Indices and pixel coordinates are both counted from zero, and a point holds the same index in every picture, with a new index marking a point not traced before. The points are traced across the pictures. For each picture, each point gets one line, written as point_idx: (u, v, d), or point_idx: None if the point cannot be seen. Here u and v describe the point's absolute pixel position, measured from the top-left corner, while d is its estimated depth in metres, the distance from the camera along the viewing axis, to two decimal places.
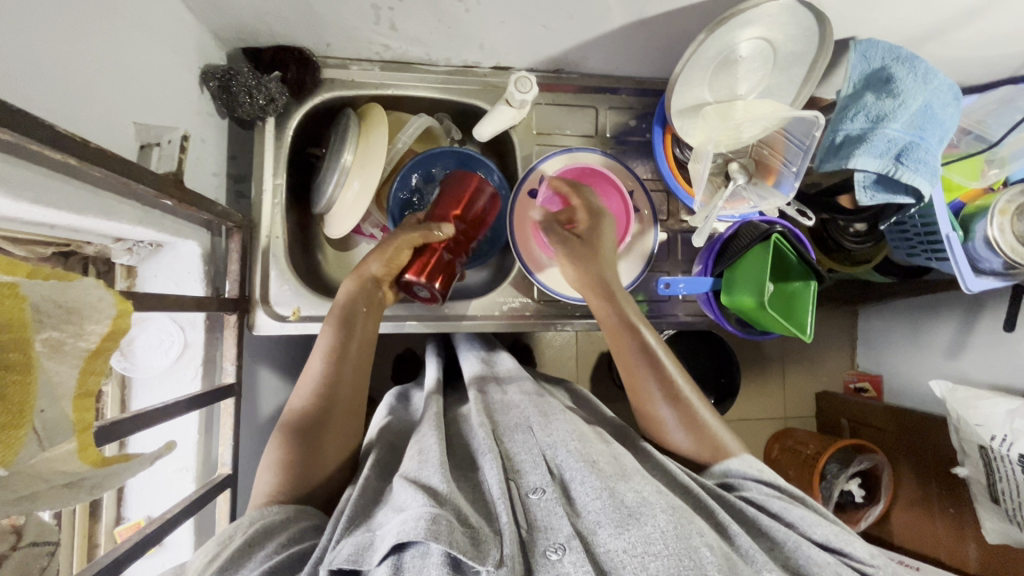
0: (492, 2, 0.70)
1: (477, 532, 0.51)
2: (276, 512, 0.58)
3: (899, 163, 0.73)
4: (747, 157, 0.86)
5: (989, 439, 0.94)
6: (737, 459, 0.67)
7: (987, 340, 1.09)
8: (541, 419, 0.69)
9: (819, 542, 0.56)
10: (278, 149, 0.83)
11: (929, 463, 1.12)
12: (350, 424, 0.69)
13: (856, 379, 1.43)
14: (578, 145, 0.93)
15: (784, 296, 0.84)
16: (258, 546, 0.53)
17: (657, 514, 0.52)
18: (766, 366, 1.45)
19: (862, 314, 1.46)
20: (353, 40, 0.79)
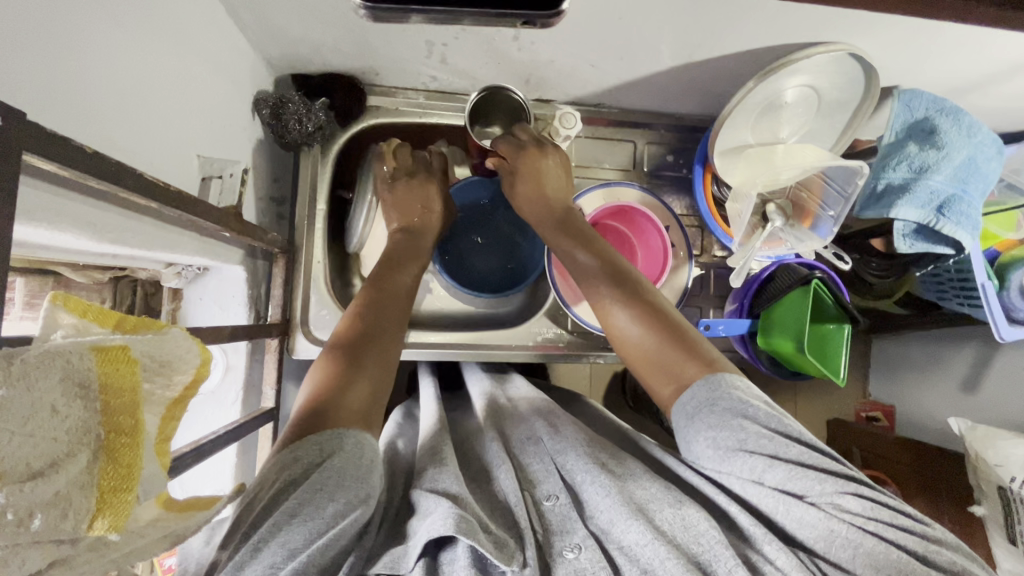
0: (545, 43, 0.72)
1: (500, 536, 0.51)
2: (348, 437, 0.52)
3: (940, 215, 0.74)
4: (783, 198, 0.86)
5: (1009, 480, 0.95)
6: (701, 383, 0.58)
7: (1006, 379, 1.10)
8: (552, 428, 0.69)
9: (808, 500, 0.52)
10: (323, 174, 0.85)
11: (943, 499, 1.13)
12: (387, 370, 0.65)
13: (867, 408, 1.43)
14: (616, 179, 0.94)
15: (819, 336, 0.84)
16: (328, 494, 0.46)
17: (664, 508, 0.54)
18: (781, 393, 1.45)
19: (876, 345, 1.47)
20: (401, 70, 0.81)
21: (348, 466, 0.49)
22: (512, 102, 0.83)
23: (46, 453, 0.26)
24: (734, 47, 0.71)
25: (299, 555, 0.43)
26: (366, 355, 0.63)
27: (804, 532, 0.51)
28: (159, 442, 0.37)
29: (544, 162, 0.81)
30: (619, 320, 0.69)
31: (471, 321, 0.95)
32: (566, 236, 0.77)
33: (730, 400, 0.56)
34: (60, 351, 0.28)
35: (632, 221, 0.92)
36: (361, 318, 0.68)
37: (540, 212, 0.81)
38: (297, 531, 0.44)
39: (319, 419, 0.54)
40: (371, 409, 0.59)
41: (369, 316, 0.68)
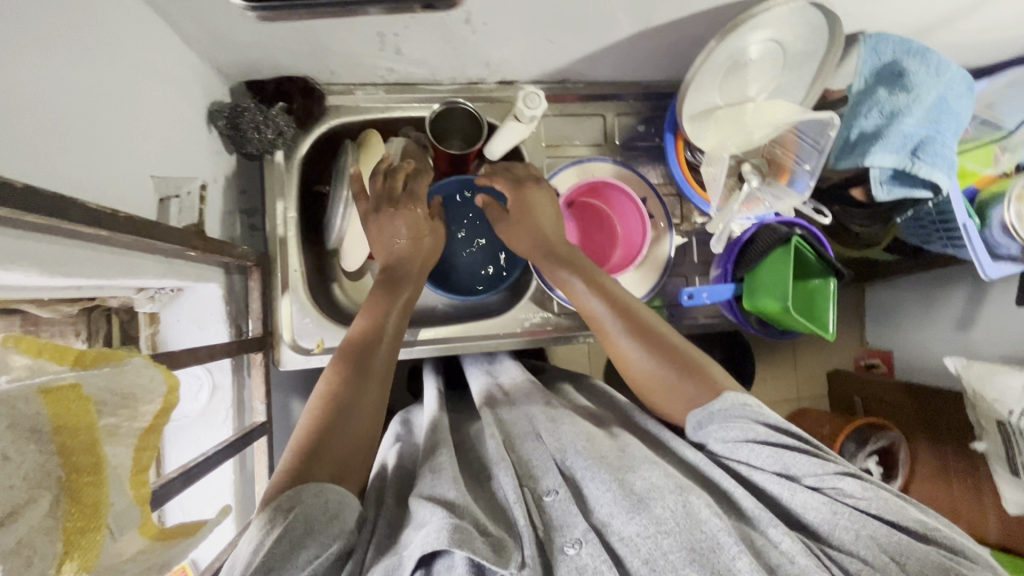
0: (498, 23, 0.70)
1: (498, 539, 0.52)
2: (303, 490, 0.53)
3: (915, 157, 0.73)
4: (758, 157, 0.85)
5: (1007, 414, 0.96)
6: (713, 399, 0.61)
7: (997, 315, 1.10)
8: (547, 421, 0.69)
9: (812, 485, 0.53)
10: (289, 181, 0.83)
11: (944, 437, 1.15)
12: (366, 413, 0.65)
13: (867, 356, 1.45)
14: (588, 154, 0.92)
15: (804, 292, 0.84)
16: (299, 544, 0.49)
17: (665, 496, 0.54)
18: (780, 351, 1.46)
19: (870, 293, 1.47)
20: (357, 65, 0.78)
21: (314, 515, 0.51)
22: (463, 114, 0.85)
23: (4, 503, 0.26)
24: (691, 9, 0.69)
25: None
26: (342, 401, 0.63)
27: (809, 515, 0.52)
28: (135, 473, 0.35)
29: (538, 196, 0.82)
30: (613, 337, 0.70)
31: (459, 315, 0.94)
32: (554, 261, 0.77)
33: (741, 409, 0.59)
34: (5, 398, 0.27)
35: (608, 198, 0.90)
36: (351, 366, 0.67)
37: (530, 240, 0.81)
38: None
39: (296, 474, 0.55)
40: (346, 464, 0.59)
41: (355, 360, 0.67)
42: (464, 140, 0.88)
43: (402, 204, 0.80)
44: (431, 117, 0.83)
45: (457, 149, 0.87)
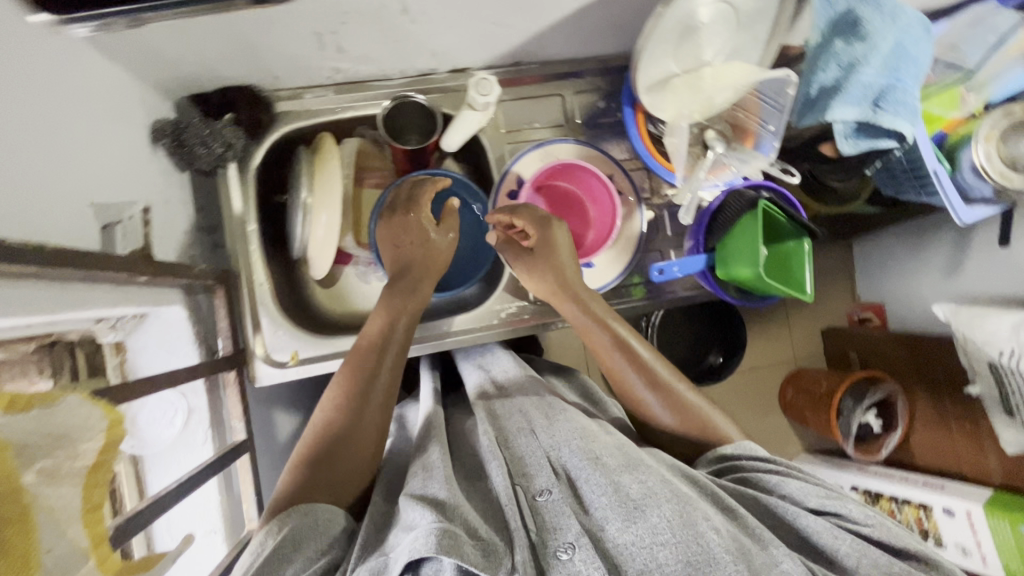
0: (436, 10, 0.67)
1: (488, 543, 0.51)
2: (292, 513, 0.55)
3: (878, 108, 0.72)
4: (722, 122, 0.83)
5: (998, 355, 0.95)
6: (729, 445, 0.66)
7: (982, 258, 1.09)
8: (541, 418, 0.68)
9: (814, 508, 0.57)
10: (245, 195, 0.80)
11: (941, 385, 1.16)
12: (366, 442, 0.65)
13: (860, 310, 1.43)
14: (550, 136, 0.90)
15: (779, 257, 0.85)
16: (286, 562, 0.51)
17: (661, 504, 0.52)
18: (772, 315, 1.50)
19: (859, 248, 1.46)
20: (301, 67, 0.76)
21: (302, 533, 0.53)
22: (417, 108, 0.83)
23: None
24: None
25: None
26: (337, 427, 0.64)
27: (815, 536, 0.54)
28: (90, 509, 0.36)
29: (558, 237, 0.80)
30: (624, 377, 0.72)
31: (437, 312, 0.92)
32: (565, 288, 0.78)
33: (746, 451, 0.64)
34: None
35: (575, 177, 0.87)
36: (353, 397, 0.66)
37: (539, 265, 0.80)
38: None
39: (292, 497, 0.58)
40: (349, 478, 0.62)
41: (364, 379, 0.68)
42: (425, 131, 0.83)
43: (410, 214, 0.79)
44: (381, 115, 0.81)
45: (415, 144, 0.84)
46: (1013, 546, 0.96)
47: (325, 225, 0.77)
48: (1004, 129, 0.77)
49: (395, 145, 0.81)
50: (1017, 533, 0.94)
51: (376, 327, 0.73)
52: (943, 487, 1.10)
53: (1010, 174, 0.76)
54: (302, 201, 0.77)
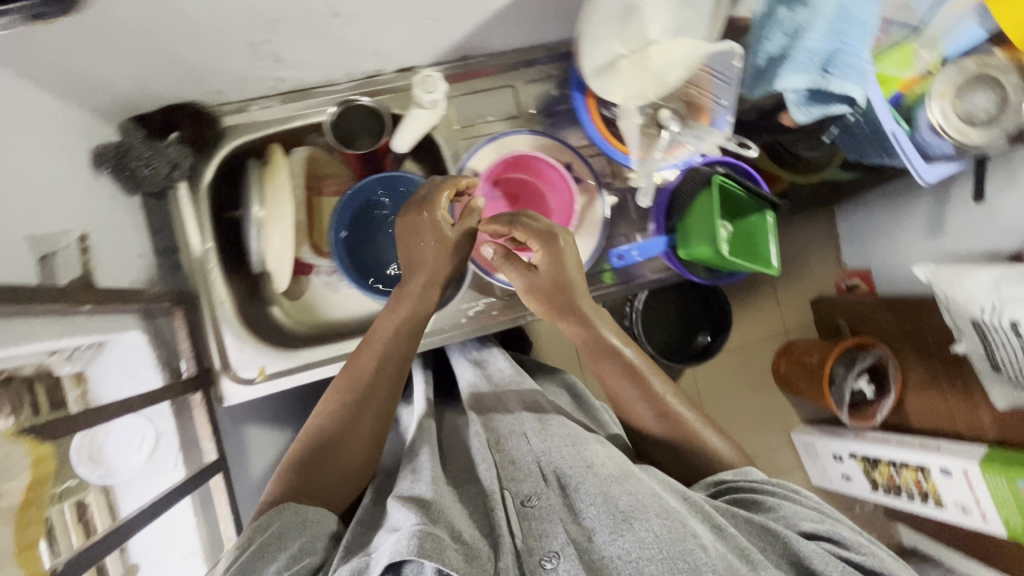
0: (366, 10, 0.66)
1: (473, 547, 0.54)
2: (283, 509, 0.58)
3: (826, 73, 0.70)
4: (677, 101, 0.82)
5: (979, 312, 0.95)
6: (729, 471, 0.66)
7: (961, 215, 1.08)
8: (535, 423, 0.68)
9: (807, 532, 0.57)
10: (198, 213, 0.79)
11: (930, 346, 1.15)
12: (356, 452, 0.66)
13: (847, 278, 1.46)
14: (504, 129, 0.88)
15: (745, 232, 0.84)
16: (271, 557, 0.53)
17: (650, 518, 0.53)
18: (758, 286, 1.50)
19: (842, 215, 1.46)
20: (242, 80, 0.75)
21: (286, 530, 0.56)
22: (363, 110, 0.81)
23: None
24: None
25: None
26: (327, 435, 0.65)
27: (809, 559, 0.53)
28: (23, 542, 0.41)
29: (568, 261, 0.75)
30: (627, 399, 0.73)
31: None
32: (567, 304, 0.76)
33: (741, 476, 0.65)
34: None
35: (533, 168, 0.86)
36: (347, 407, 0.67)
37: (543, 279, 0.76)
38: None
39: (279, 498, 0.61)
40: (339, 483, 0.64)
41: (361, 392, 0.68)
42: (375, 134, 0.82)
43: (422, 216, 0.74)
44: (329, 119, 0.80)
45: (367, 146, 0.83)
46: (1009, 502, 0.96)
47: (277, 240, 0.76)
48: (959, 84, 0.77)
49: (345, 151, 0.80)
50: (1012, 489, 0.95)
51: (378, 343, 0.71)
52: (937, 448, 1.10)
53: (967, 130, 0.76)
54: (255, 215, 0.76)
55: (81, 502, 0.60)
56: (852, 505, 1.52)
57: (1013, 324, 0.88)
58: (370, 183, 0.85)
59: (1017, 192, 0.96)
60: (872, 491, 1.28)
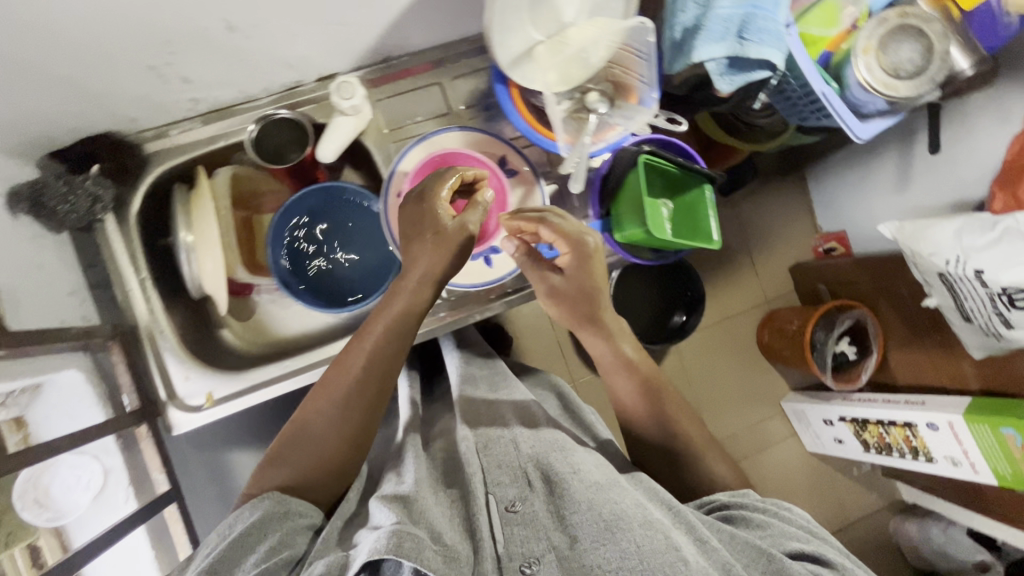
0: (265, 22, 0.65)
1: (452, 549, 0.56)
2: (265, 499, 0.58)
3: (743, 39, 0.69)
4: (603, 82, 0.80)
5: (944, 264, 0.92)
6: (725, 492, 0.70)
7: (927, 166, 1.07)
8: (527, 433, 0.71)
9: (793, 551, 0.60)
10: (129, 244, 0.78)
11: (906, 302, 1.15)
12: (340, 450, 0.64)
13: (823, 242, 1.44)
14: (433, 128, 0.87)
15: (686, 206, 0.83)
16: (248, 548, 0.55)
17: (633, 527, 0.55)
18: (733, 257, 1.46)
19: (813, 180, 1.44)
20: (153, 105, 0.73)
21: (268, 518, 0.57)
22: (284, 123, 0.80)
23: None
24: None
25: None
26: (311, 429, 0.64)
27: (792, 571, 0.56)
28: None
29: (593, 269, 0.78)
30: (638, 414, 0.80)
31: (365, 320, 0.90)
32: (584, 309, 0.80)
33: (735, 498, 0.68)
34: None
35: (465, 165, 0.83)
36: (334, 403, 0.65)
37: (568, 281, 0.79)
38: None
39: (259, 488, 0.62)
40: (323, 476, 0.64)
41: (352, 393, 0.65)
42: (301, 143, 0.81)
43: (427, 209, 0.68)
44: (253, 133, 0.79)
45: (297, 156, 0.81)
46: (997, 452, 0.96)
47: (208, 263, 0.75)
48: (881, 39, 0.75)
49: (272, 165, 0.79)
50: (998, 437, 0.94)
51: (370, 348, 0.67)
52: (923, 402, 1.09)
53: (895, 82, 0.74)
54: (183, 240, 0.75)
55: (33, 546, 0.59)
56: (848, 467, 1.50)
57: (979, 273, 0.86)
58: (308, 196, 0.83)
59: (983, 137, 0.95)
60: (865, 452, 1.29)
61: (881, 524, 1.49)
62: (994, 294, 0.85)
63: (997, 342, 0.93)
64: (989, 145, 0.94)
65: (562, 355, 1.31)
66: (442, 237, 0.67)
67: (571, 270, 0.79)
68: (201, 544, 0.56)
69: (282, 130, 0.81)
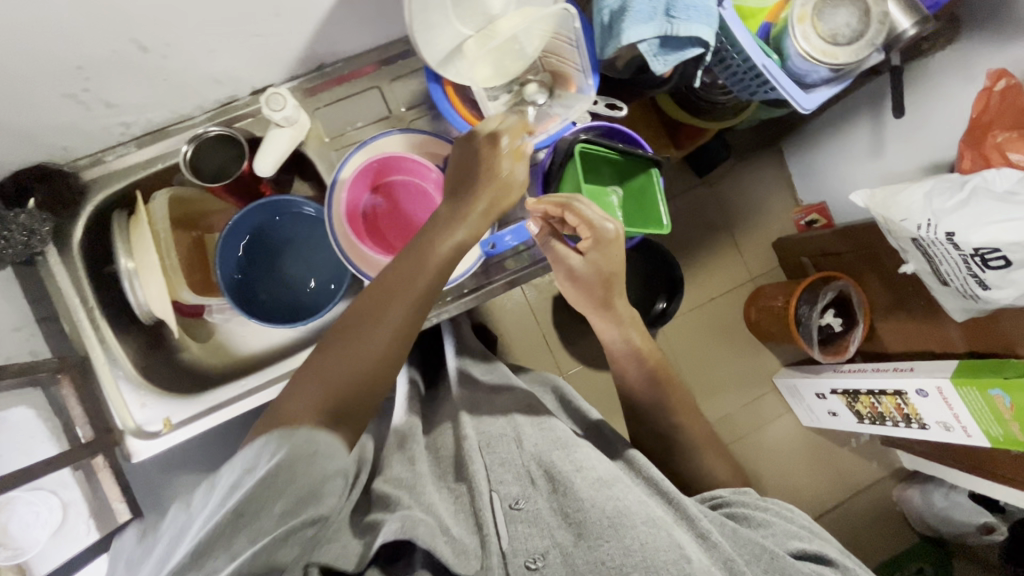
0: (178, 38, 0.64)
1: (460, 540, 0.59)
2: (295, 435, 0.52)
3: (671, 17, 0.67)
4: (542, 72, 0.80)
5: (917, 230, 0.86)
6: (728, 490, 0.69)
7: (901, 127, 1.04)
8: (531, 427, 0.71)
9: (797, 552, 0.60)
10: (73, 275, 0.77)
11: (890, 271, 1.11)
12: (374, 385, 0.60)
13: (803, 215, 1.38)
14: (375, 132, 0.85)
15: (637, 193, 0.82)
16: (275, 493, 0.49)
17: (636, 525, 0.55)
18: (716, 236, 1.41)
19: (790, 154, 1.40)
20: (82, 132, 0.72)
21: (296, 459, 0.51)
22: (218, 140, 0.79)
23: None
24: None
25: (241, 555, 0.47)
26: (347, 361, 0.59)
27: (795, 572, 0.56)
28: None
29: (613, 260, 0.76)
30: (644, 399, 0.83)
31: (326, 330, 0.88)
32: (598, 290, 0.79)
33: (738, 495, 0.68)
34: None
35: (410, 170, 0.81)
36: (377, 336, 0.61)
37: (588, 266, 0.77)
38: (240, 538, 0.47)
39: (282, 419, 0.56)
40: (354, 405, 0.59)
41: (394, 331, 0.62)
42: (237, 159, 0.79)
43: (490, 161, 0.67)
44: (189, 154, 0.78)
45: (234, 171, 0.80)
46: (987, 414, 0.90)
47: (153, 287, 0.74)
48: (816, 6, 0.74)
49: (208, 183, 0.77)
50: (986, 399, 0.88)
51: (417, 291, 0.63)
52: (912, 368, 1.04)
53: (832, 48, 0.73)
54: (125, 267, 0.75)
55: None
56: (846, 439, 1.43)
57: (950, 236, 0.81)
58: (251, 212, 0.82)
59: (955, 93, 0.92)
60: (858, 424, 1.22)
61: (886, 496, 1.42)
62: (968, 256, 0.80)
63: (976, 304, 0.88)
64: (956, 102, 0.93)
65: (549, 348, 1.28)
66: (475, 193, 0.67)
67: (592, 258, 0.76)
68: (223, 477, 0.51)
69: (217, 148, 0.79)
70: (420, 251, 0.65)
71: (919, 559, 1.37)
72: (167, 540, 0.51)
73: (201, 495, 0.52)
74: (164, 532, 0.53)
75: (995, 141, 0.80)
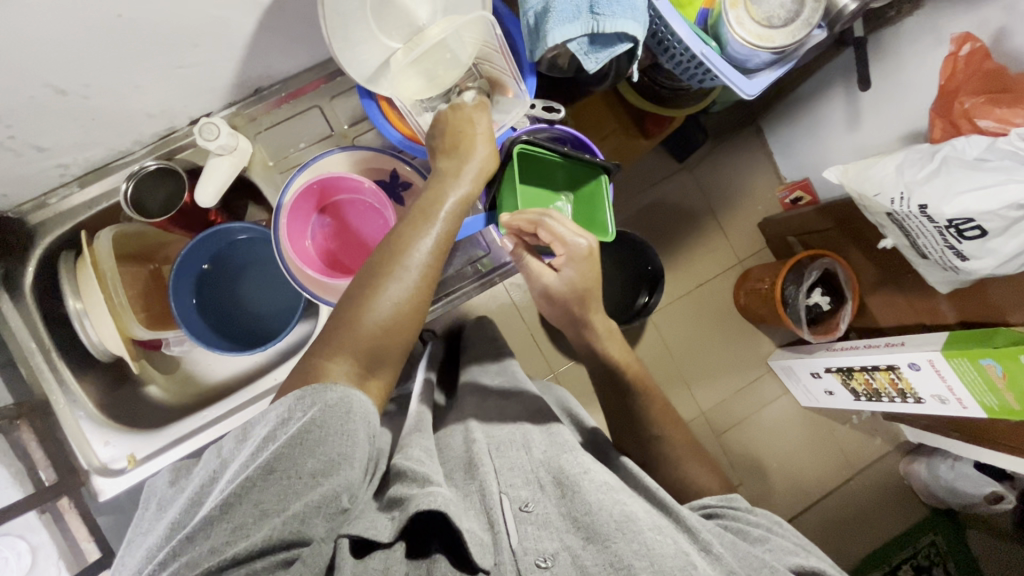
0: (98, 78, 0.64)
1: (476, 534, 0.54)
2: (329, 390, 0.52)
3: (596, 14, 0.66)
4: (479, 79, 0.76)
5: (891, 205, 0.82)
6: (715, 498, 0.67)
7: (873, 97, 1.00)
8: (540, 435, 0.67)
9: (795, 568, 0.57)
10: (27, 318, 0.77)
11: (873, 244, 1.08)
12: (401, 336, 0.59)
13: (788, 193, 1.31)
14: (318, 152, 0.85)
15: (586, 201, 0.80)
16: (308, 449, 0.48)
17: (643, 530, 0.53)
18: (698, 221, 1.36)
19: (770, 131, 1.34)
20: (19, 178, 0.72)
21: (330, 419, 0.50)
22: (158, 176, 0.79)
23: None
24: None
25: (269, 517, 0.45)
26: (377, 308, 0.58)
27: None
28: None
29: (588, 277, 0.75)
30: (625, 401, 0.81)
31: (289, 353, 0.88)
32: (577, 302, 0.78)
33: (729, 504, 0.66)
34: None
35: (353, 189, 0.80)
36: (399, 286, 0.59)
37: (565, 281, 0.76)
38: (270, 491, 0.46)
39: (312, 372, 0.55)
40: (387, 347, 0.58)
41: (417, 281, 0.60)
42: (179, 191, 0.79)
43: (469, 130, 0.67)
44: (129, 192, 0.77)
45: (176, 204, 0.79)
46: (979, 384, 0.84)
47: (101, 327, 0.74)
48: None
49: (151, 219, 0.77)
50: (978, 369, 0.82)
51: (435, 245, 0.62)
52: (902, 343, 0.99)
53: (769, 32, 0.71)
54: (74, 308, 0.76)
55: None
56: (846, 416, 1.37)
57: (923, 208, 0.76)
58: (200, 243, 0.82)
59: (927, 58, 0.88)
60: (856, 402, 1.16)
61: (893, 475, 1.37)
62: (943, 228, 0.76)
63: (956, 275, 0.84)
64: (926, 69, 0.89)
65: (534, 347, 1.26)
66: (464, 156, 0.66)
67: (569, 274, 0.75)
68: (259, 426, 0.51)
69: (158, 183, 0.79)
70: (434, 204, 0.63)
71: (931, 532, 1.34)
72: (199, 482, 0.49)
73: (236, 440, 0.52)
74: (196, 476, 0.51)
75: (962, 108, 0.74)
